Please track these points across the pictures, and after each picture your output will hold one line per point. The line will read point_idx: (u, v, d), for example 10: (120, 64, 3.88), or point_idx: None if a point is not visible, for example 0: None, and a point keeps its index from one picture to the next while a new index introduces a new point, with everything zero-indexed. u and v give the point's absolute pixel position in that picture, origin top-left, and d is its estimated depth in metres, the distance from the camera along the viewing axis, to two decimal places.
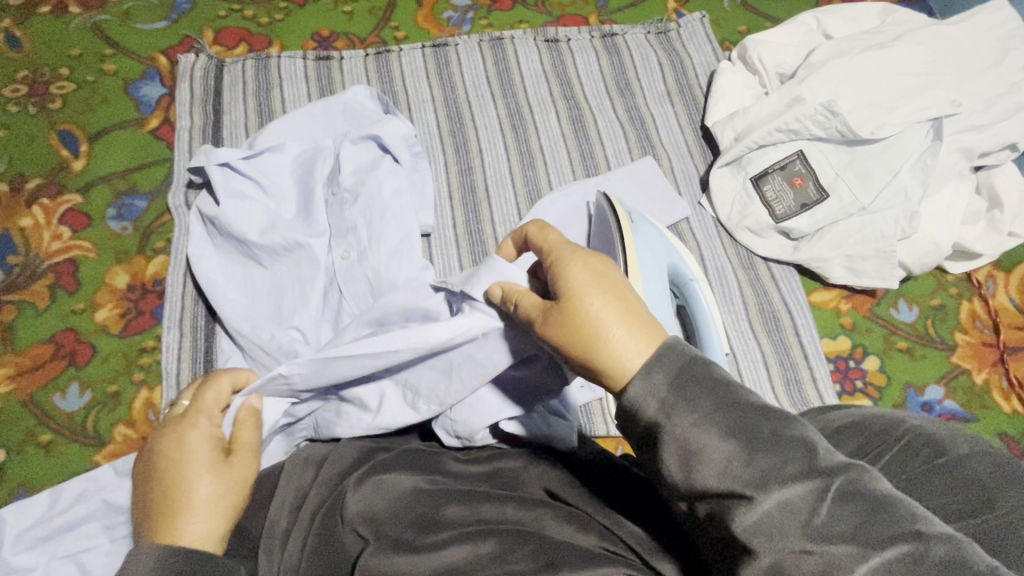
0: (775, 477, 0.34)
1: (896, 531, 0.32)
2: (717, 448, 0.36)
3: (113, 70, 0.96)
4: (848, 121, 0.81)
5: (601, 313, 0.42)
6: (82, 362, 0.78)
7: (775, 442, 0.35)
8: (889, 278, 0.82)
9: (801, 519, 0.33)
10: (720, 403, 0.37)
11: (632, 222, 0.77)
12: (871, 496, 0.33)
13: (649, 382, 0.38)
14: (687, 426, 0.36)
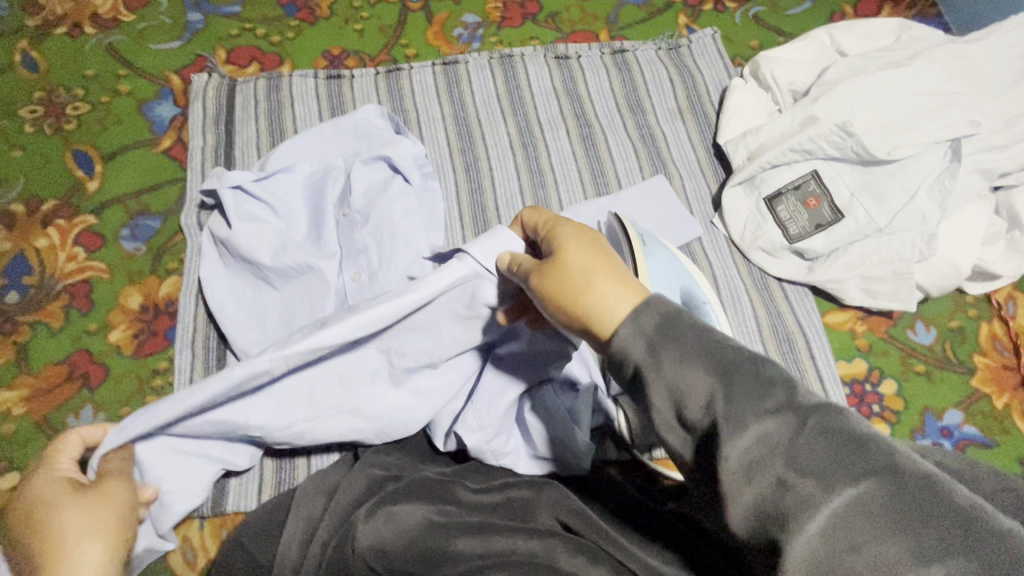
0: (753, 414, 0.34)
1: (865, 466, 0.31)
2: (703, 388, 0.35)
3: (127, 90, 0.97)
4: (864, 141, 0.80)
5: (589, 271, 0.43)
6: (95, 384, 0.79)
7: (755, 382, 0.34)
8: (907, 300, 0.81)
9: (774, 452, 0.33)
10: (716, 359, 0.36)
11: (644, 244, 0.77)
12: (844, 434, 0.32)
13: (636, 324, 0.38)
14: (675, 366, 0.36)
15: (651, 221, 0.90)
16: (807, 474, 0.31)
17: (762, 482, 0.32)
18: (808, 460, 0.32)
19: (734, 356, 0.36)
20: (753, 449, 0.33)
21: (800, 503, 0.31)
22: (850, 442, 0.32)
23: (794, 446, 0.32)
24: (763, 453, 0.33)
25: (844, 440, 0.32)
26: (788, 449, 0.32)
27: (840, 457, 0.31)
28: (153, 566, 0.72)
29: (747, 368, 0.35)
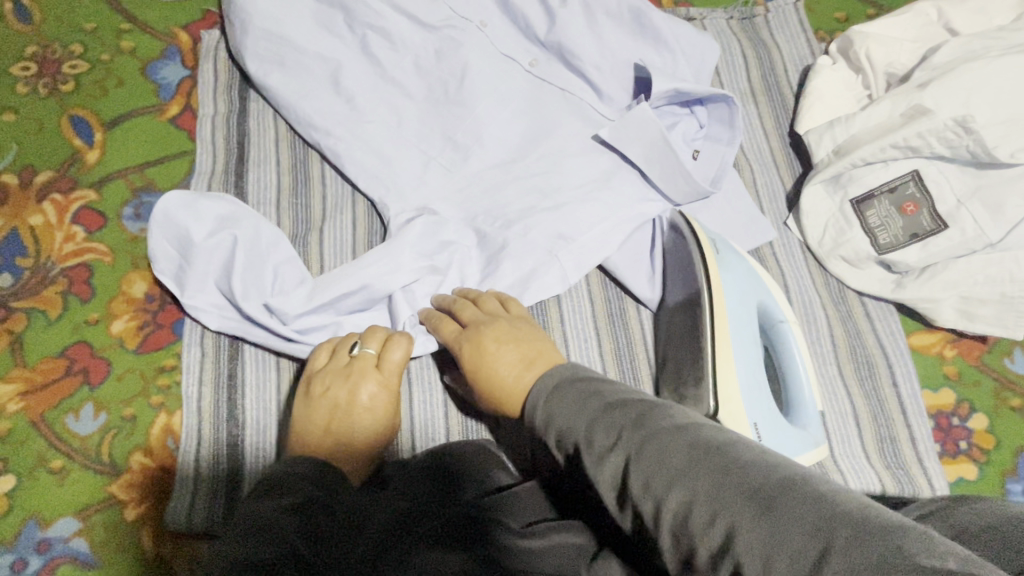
0: (664, 469, 0.36)
1: (729, 479, 0.33)
2: (618, 456, 0.40)
3: (129, 47, 0.86)
4: (984, 139, 0.67)
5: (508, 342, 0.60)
6: (96, 381, 0.71)
7: (641, 422, 0.40)
8: (1013, 327, 0.70)
9: (708, 508, 0.33)
10: (586, 392, 0.46)
11: (718, 254, 0.67)
12: (707, 446, 0.36)
13: (535, 401, 0.50)
14: (638, 481, 0.38)
15: (717, 220, 0.79)
16: (705, 520, 0.33)
17: (726, 557, 0.31)
18: (713, 506, 0.33)
19: (601, 392, 0.46)
20: (687, 493, 0.34)
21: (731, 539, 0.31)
22: (663, 433, 0.38)
23: (687, 486, 0.35)
24: (652, 495, 0.36)
25: (733, 482, 0.33)
26: (680, 497, 0.35)
27: (721, 496, 0.33)
28: None
29: (613, 407, 0.43)
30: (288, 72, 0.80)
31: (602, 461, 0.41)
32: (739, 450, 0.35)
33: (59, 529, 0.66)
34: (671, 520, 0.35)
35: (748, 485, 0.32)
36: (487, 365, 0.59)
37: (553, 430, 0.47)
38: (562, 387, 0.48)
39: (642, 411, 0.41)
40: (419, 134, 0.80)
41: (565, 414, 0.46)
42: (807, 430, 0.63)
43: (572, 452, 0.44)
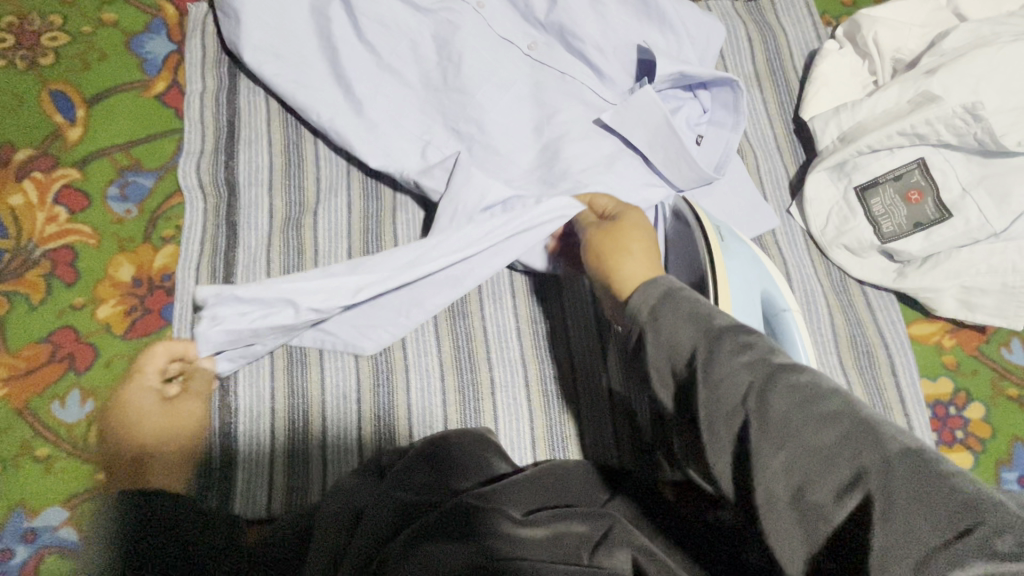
0: (790, 400, 0.34)
1: (867, 427, 0.32)
2: (739, 374, 0.36)
3: (112, 19, 0.82)
4: (992, 127, 0.66)
5: (633, 242, 0.60)
6: (82, 367, 0.69)
7: (772, 351, 0.37)
8: (1013, 317, 0.70)
9: (833, 451, 0.31)
10: (698, 309, 0.42)
11: (722, 241, 0.65)
12: (842, 393, 0.34)
13: (644, 301, 0.45)
14: (761, 403, 0.35)
15: (720, 206, 0.78)
16: (824, 469, 0.31)
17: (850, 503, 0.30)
18: (844, 457, 0.31)
19: (714, 312, 0.41)
20: (815, 432, 0.32)
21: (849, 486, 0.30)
22: (796, 372, 0.35)
23: (820, 428, 0.32)
24: (769, 429, 0.34)
25: (871, 437, 0.31)
26: (811, 434, 0.32)
27: (858, 448, 0.31)
28: None
29: (738, 331, 0.39)
30: (281, 51, 0.78)
31: (715, 378, 0.37)
32: (876, 405, 0.33)
33: (47, 518, 0.64)
34: (791, 455, 0.32)
35: (894, 443, 0.31)
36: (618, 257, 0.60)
37: (659, 342, 0.42)
38: (670, 297, 0.44)
39: (767, 343, 0.38)
40: (419, 120, 0.79)
41: (675, 329, 0.42)
42: None
43: (678, 359, 0.40)
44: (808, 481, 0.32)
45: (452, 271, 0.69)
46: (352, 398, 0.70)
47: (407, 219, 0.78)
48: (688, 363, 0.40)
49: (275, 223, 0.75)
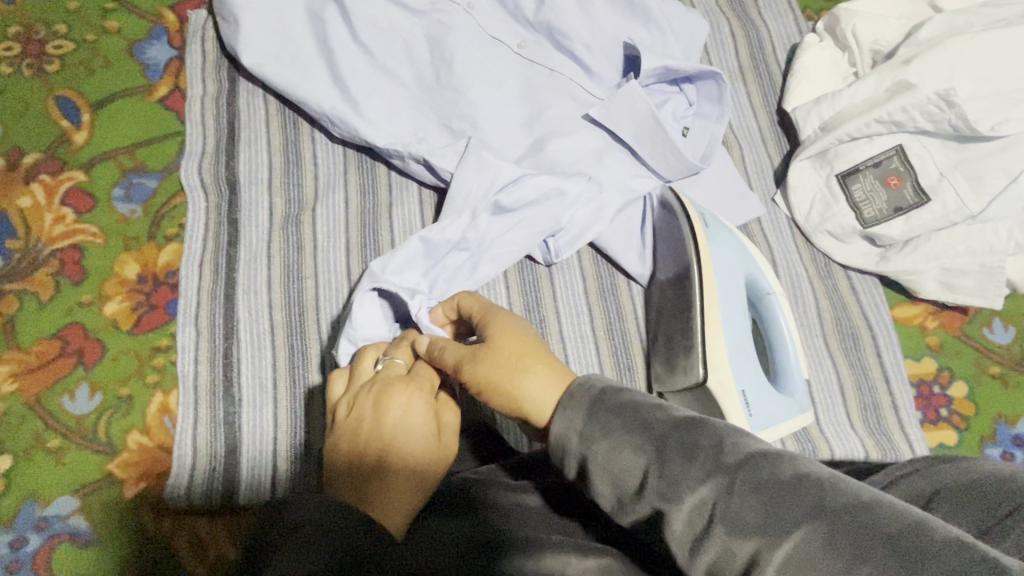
0: (753, 515, 0.33)
1: (835, 527, 0.31)
2: (697, 493, 0.36)
3: (115, 28, 0.85)
4: (966, 113, 0.69)
5: (525, 357, 0.54)
6: (90, 362, 0.72)
7: (710, 453, 0.37)
8: (992, 297, 0.72)
9: (811, 567, 0.30)
10: (632, 415, 0.42)
11: (707, 227, 0.67)
12: (801, 492, 0.33)
13: (569, 426, 0.44)
14: (721, 523, 0.34)
15: (706, 196, 0.80)
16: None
17: None
18: (830, 563, 0.30)
19: (645, 414, 0.41)
20: (788, 549, 0.31)
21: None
22: (742, 476, 0.35)
23: (801, 531, 0.32)
24: (748, 538, 0.33)
25: (853, 532, 0.30)
26: (794, 542, 0.31)
27: (840, 551, 0.30)
28: (159, 561, 0.66)
29: (681, 431, 0.39)
30: (278, 55, 0.80)
31: (674, 501, 0.36)
32: (843, 490, 0.33)
33: (57, 507, 0.66)
34: (780, 570, 0.31)
35: (877, 537, 0.30)
36: (517, 377, 0.52)
37: (600, 471, 0.41)
38: (596, 405, 0.44)
39: (714, 436, 0.38)
40: (413, 120, 0.82)
41: (611, 450, 0.41)
42: (793, 397, 0.65)
43: (635, 483, 0.39)
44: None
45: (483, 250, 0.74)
46: None
47: (402, 214, 0.80)
48: (640, 482, 0.39)
49: (275, 220, 0.77)
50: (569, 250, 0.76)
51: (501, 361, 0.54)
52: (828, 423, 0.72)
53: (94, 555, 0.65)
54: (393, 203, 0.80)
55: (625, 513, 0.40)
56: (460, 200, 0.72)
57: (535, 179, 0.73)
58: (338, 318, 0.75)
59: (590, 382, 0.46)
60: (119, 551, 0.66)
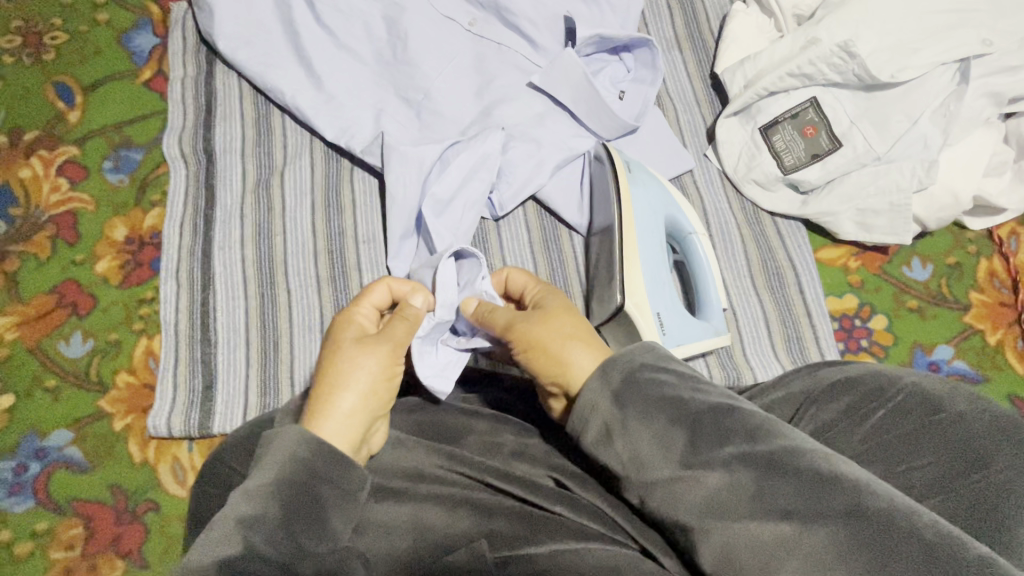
0: (778, 497, 0.40)
1: (850, 513, 0.38)
2: (727, 471, 0.42)
3: (105, 20, 0.94)
4: (867, 64, 0.75)
5: (573, 328, 0.58)
6: (84, 312, 0.80)
7: (748, 439, 0.43)
8: (903, 233, 0.78)
9: (816, 545, 0.38)
10: (672, 398, 0.47)
11: (630, 173, 0.74)
12: (827, 482, 0.40)
13: (599, 393, 0.49)
14: (744, 498, 0.41)
15: (641, 153, 0.87)
16: (843, 568, 0.37)
17: None
18: (864, 554, 0.37)
19: (680, 400, 0.47)
20: (799, 529, 0.38)
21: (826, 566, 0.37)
22: (775, 466, 0.41)
23: (834, 521, 0.38)
24: (765, 516, 0.40)
25: (887, 530, 0.37)
26: (827, 530, 0.38)
27: (873, 543, 0.37)
28: (146, 483, 0.74)
29: (716, 416, 0.45)
30: (250, 39, 0.89)
31: (702, 474, 0.43)
32: (873, 490, 0.40)
33: (55, 438, 0.75)
34: (812, 551, 0.38)
35: (911, 535, 0.37)
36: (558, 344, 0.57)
37: (622, 443, 0.47)
38: (626, 385, 0.49)
39: (748, 428, 0.44)
40: (374, 93, 0.89)
41: (646, 430, 0.46)
42: (709, 322, 0.72)
43: (663, 452, 0.45)
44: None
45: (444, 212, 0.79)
46: (315, 330, 0.80)
47: (363, 176, 0.88)
48: (671, 452, 0.45)
49: (248, 185, 0.86)
50: (513, 204, 0.83)
51: (547, 337, 0.58)
52: (752, 352, 0.78)
53: (87, 479, 0.74)
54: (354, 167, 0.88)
55: (644, 477, 0.45)
56: (409, 159, 0.79)
57: (458, 158, 0.79)
58: (305, 269, 0.82)
59: (631, 361, 0.50)
60: (111, 475, 0.74)
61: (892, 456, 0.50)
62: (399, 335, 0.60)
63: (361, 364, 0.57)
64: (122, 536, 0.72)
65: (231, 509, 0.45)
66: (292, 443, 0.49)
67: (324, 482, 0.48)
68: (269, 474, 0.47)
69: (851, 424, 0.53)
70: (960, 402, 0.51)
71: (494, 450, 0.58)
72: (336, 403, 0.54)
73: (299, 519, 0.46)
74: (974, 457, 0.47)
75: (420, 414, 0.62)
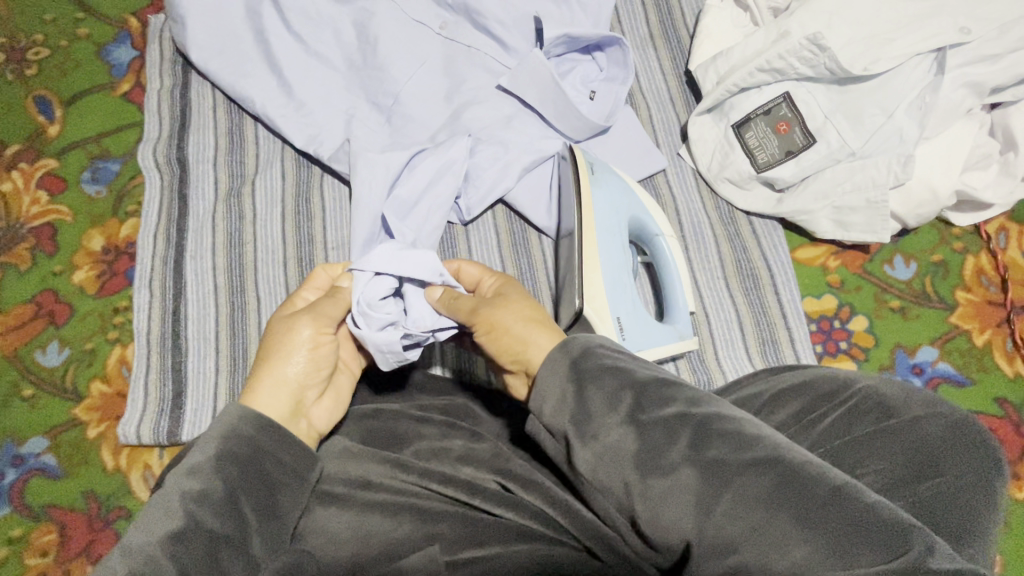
0: (712, 457, 0.43)
1: (777, 471, 0.42)
2: (668, 435, 0.45)
3: (85, 34, 0.96)
4: (838, 57, 0.72)
5: (526, 314, 0.59)
6: (61, 322, 0.82)
7: (686, 408, 0.46)
8: (881, 231, 0.75)
9: (746, 498, 0.41)
10: (618, 369, 0.50)
11: (592, 175, 0.73)
12: (754, 443, 0.43)
13: (553, 367, 0.52)
14: (682, 458, 0.44)
15: (613, 153, 0.85)
16: (762, 509, 0.40)
17: (755, 542, 0.40)
18: (783, 497, 0.40)
19: (630, 369, 0.50)
20: (732, 485, 0.42)
21: (751, 519, 0.40)
22: (709, 430, 0.45)
23: (756, 471, 0.42)
24: (699, 473, 0.43)
25: (803, 478, 0.41)
26: (749, 479, 0.42)
27: (791, 487, 0.41)
28: (118, 489, 0.75)
29: (659, 385, 0.48)
30: (222, 49, 0.87)
31: (645, 439, 0.46)
32: (794, 449, 0.43)
33: (32, 446, 0.76)
34: (737, 496, 0.41)
35: (824, 482, 0.41)
36: (507, 326, 0.58)
37: (575, 405, 0.49)
38: (584, 356, 0.51)
39: (686, 396, 0.47)
40: (344, 99, 0.86)
41: (600, 393, 0.49)
42: (674, 325, 0.72)
43: (609, 417, 0.48)
44: (754, 525, 0.40)
45: (409, 216, 0.79)
46: None
47: (333, 182, 0.88)
48: (617, 416, 0.47)
49: (220, 194, 0.86)
50: (480, 208, 0.82)
51: (506, 320, 0.59)
52: (723, 355, 0.76)
53: (61, 486, 0.75)
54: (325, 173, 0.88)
55: (596, 440, 0.47)
56: (373, 166, 0.78)
57: (424, 161, 0.79)
58: (274, 276, 0.83)
59: (587, 340, 0.53)
60: (84, 482, 0.75)
61: (849, 459, 0.50)
62: (326, 308, 0.61)
63: (287, 339, 0.59)
64: (95, 541, 0.74)
65: (176, 484, 0.44)
66: (232, 417, 0.49)
67: (268, 458, 0.48)
68: (211, 447, 0.47)
69: (802, 427, 0.54)
70: (915, 408, 0.53)
71: (441, 454, 0.58)
72: (267, 376, 0.57)
73: (245, 492, 0.46)
74: (928, 462, 0.48)
75: (372, 420, 0.61)
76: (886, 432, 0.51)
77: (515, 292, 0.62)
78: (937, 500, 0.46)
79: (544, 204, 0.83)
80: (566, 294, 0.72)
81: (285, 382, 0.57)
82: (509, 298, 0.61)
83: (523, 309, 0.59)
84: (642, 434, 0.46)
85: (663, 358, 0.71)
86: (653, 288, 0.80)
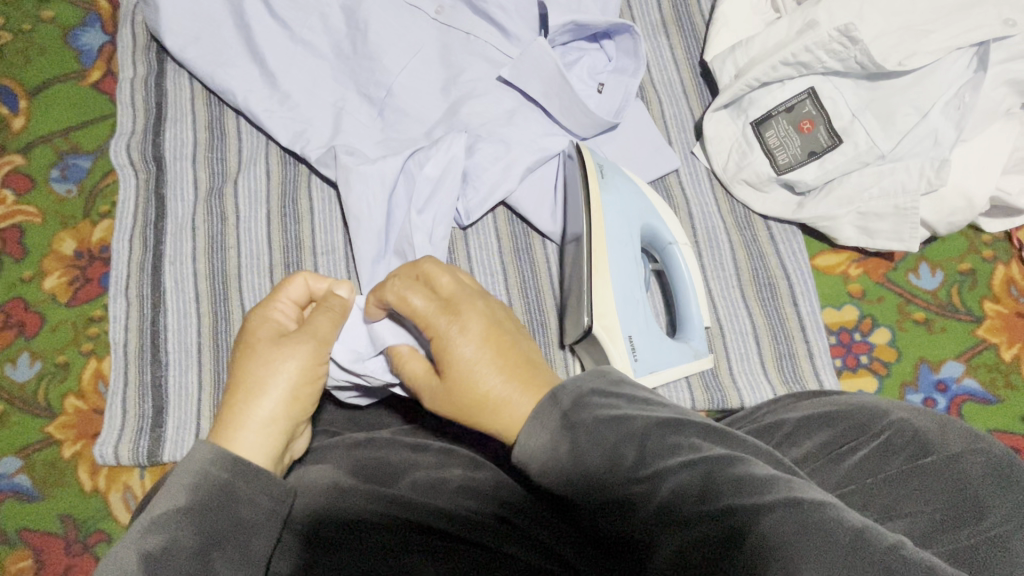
0: (726, 506, 0.38)
1: (798, 518, 0.36)
2: (678, 480, 0.40)
3: (51, 17, 0.88)
4: (871, 50, 0.67)
5: (507, 390, 0.50)
6: (30, 333, 0.76)
7: (693, 454, 0.41)
8: (908, 239, 0.71)
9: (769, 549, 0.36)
10: (610, 417, 0.44)
11: (602, 178, 0.68)
12: (770, 488, 0.38)
13: (541, 423, 0.46)
14: (694, 502, 0.39)
15: (621, 152, 0.80)
16: (785, 560, 0.35)
17: None
18: (804, 548, 0.35)
19: (629, 416, 0.44)
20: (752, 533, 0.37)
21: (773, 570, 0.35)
22: (724, 473, 0.40)
23: (776, 515, 0.37)
24: (717, 521, 0.38)
25: (824, 524, 0.36)
26: (769, 524, 0.37)
27: (813, 537, 0.36)
28: (97, 513, 0.71)
29: (663, 430, 0.43)
30: (199, 35, 0.79)
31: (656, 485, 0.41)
32: (814, 493, 0.39)
33: (3, 466, 0.72)
34: (755, 548, 0.36)
35: (845, 528, 0.36)
36: (492, 412, 0.50)
37: (572, 452, 0.44)
38: (576, 409, 0.46)
39: (690, 438, 0.43)
40: (332, 90, 0.79)
41: (596, 447, 0.44)
42: (688, 343, 0.68)
43: (608, 465, 0.43)
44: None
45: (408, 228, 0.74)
46: None
47: (321, 183, 0.82)
48: (617, 465, 0.43)
49: (200, 194, 0.80)
50: (479, 212, 0.76)
51: (470, 391, 0.51)
52: (738, 371, 0.72)
53: (35, 510, 0.71)
54: (313, 173, 0.82)
55: (604, 490, 0.43)
56: (369, 169, 0.73)
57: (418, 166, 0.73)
58: (260, 282, 0.77)
59: (578, 387, 0.47)
60: (60, 504, 0.71)
61: (882, 501, 0.46)
62: (321, 328, 0.55)
63: (267, 368, 0.52)
64: (73, 566, 0.70)
65: (134, 542, 0.40)
66: (205, 460, 0.45)
67: (244, 502, 0.44)
68: (180, 494, 0.43)
69: (828, 461, 0.50)
70: (952, 442, 0.47)
71: (439, 486, 0.52)
72: (248, 412, 0.51)
73: (219, 547, 0.42)
74: (971, 503, 0.44)
75: (364, 449, 0.56)
76: (922, 473, 0.46)
77: (486, 364, 0.51)
78: (982, 549, 0.42)
79: (550, 207, 0.78)
80: (571, 308, 0.68)
81: (263, 447, 0.50)
82: (479, 388, 0.50)
83: (504, 394, 0.50)
84: (656, 475, 0.41)
85: (672, 377, 0.68)
86: (664, 299, 0.76)
